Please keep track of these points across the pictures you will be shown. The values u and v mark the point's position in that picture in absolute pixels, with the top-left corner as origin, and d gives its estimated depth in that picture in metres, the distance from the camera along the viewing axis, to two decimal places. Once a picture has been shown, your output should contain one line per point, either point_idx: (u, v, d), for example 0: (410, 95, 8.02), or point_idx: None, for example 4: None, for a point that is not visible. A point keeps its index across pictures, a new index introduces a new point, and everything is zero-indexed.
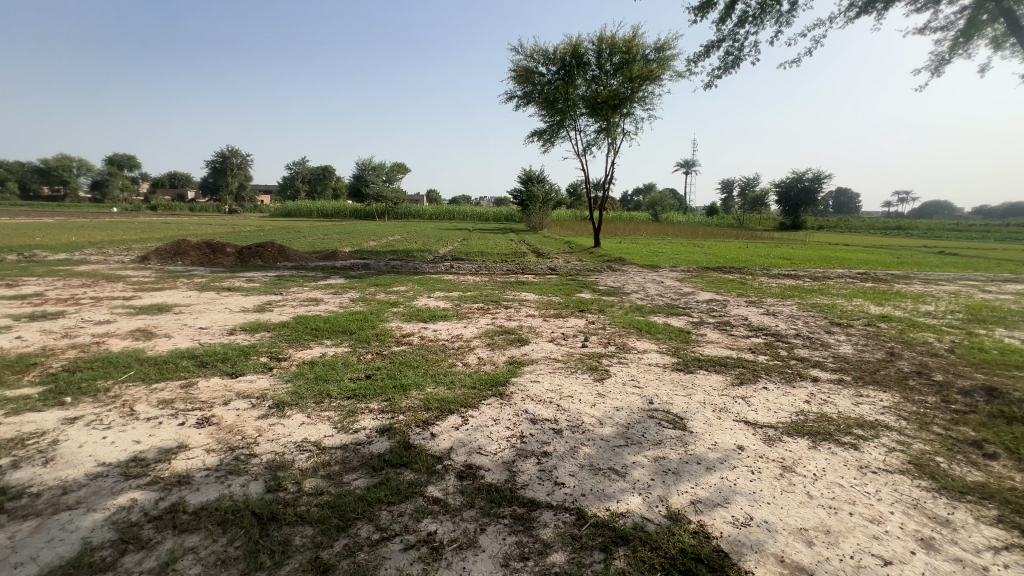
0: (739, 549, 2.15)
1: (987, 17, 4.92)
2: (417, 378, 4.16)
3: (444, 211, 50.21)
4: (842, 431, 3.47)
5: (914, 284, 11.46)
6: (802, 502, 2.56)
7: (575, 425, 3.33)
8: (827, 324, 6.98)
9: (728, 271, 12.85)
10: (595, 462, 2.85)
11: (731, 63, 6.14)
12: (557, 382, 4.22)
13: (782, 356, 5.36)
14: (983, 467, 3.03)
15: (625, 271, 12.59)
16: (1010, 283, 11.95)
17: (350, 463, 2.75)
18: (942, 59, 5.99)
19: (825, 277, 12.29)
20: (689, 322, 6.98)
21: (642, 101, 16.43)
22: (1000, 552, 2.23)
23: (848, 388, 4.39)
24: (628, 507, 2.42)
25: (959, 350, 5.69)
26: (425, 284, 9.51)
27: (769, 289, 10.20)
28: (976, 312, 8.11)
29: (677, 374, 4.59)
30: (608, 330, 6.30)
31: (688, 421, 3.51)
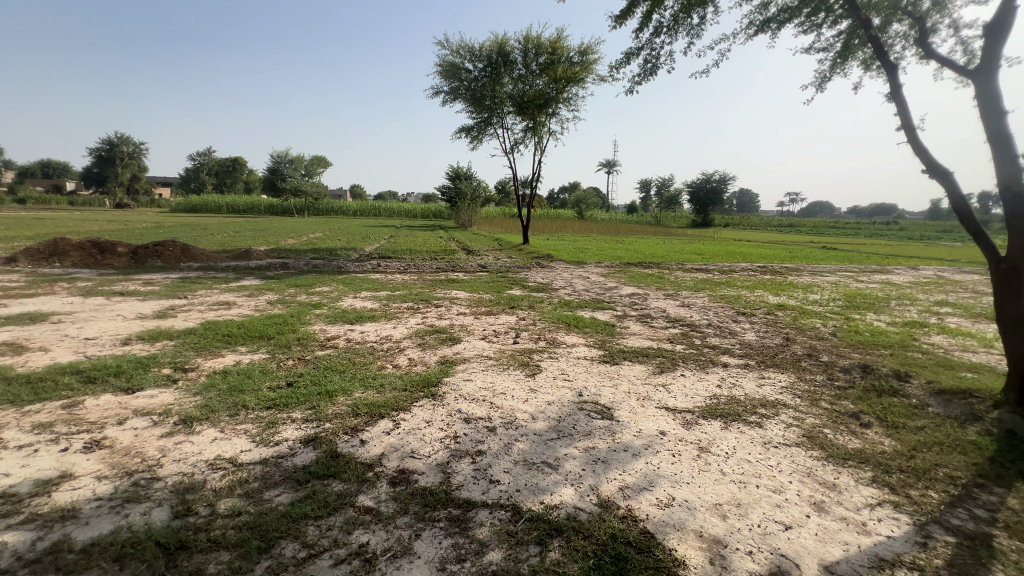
0: (663, 529, 2.30)
1: (858, 42, 5.64)
2: (344, 383, 3.97)
3: (370, 209, 48.31)
4: (748, 411, 3.83)
5: (804, 276, 12.88)
6: (716, 479, 2.78)
7: (508, 422, 3.36)
8: (734, 314, 7.64)
9: (647, 266, 13.64)
10: (528, 457, 2.90)
11: (650, 70, 6.43)
12: (489, 379, 4.24)
13: (696, 344, 5.81)
14: (860, 435, 3.49)
15: (553, 267, 12.94)
16: (878, 274, 13.80)
17: (272, 479, 2.57)
18: (823, 77, 6.75)
19: (730, 270, 13.48)
20: (613, 315, 7.34)
21: (567, 102, 16.91)
22: (875, 508, 2.58)
23: (752, 371, 4.86)
24: (561, 498, 2.49)
25: (840, 334, 6.49)
26: (350, 284, 9.11)
27: (684, 282, 10.97)
28: (852, 300, 9.31)
29: (603, 366, 4.80)
30: (538, 325, 6.45)
31: (615, 410, 3.68)
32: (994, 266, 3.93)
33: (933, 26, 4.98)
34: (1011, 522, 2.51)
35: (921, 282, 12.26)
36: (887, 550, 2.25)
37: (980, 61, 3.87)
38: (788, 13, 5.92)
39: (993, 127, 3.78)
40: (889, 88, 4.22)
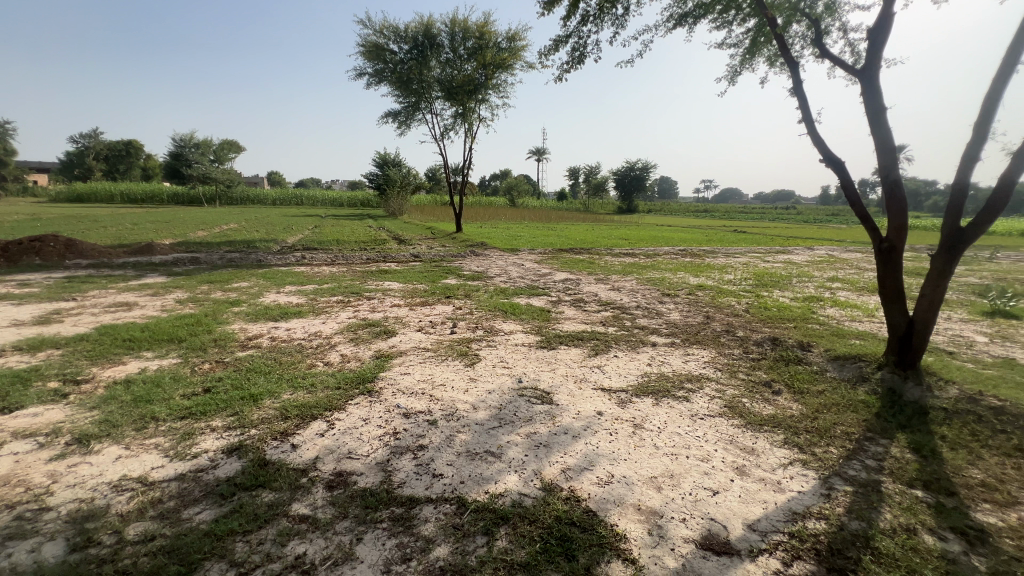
0: (605, 506, 2.39)
1: (764, 39, 6.07)
2: (270, 384, 3.70)
3: (290, 197, 45.25)
4: (676, 386, 4.08)
5: (719, 258, 13.90)
6: (650, 453, 2.94)
7: (449, 414, 3.31)
8: (660, 295, 8.06)
9: (578, 252, 14.03)
10: (471, 448, 2.88)
11: (578, 58, 6.49)
12: (428, 371, 4.15)
13: (627, 326, 6.07)
14: (772, 401, 3.85)
15: (487, 255, 12.92)
16: (780, 255, 15.23)
17: (190, 496, 2.34)
18: (734, 71, 7.20)
19: (655, 254, 14.20)
20: (548, 301, 7.48)
21: (496, 88, 16.80)
22: (788, 467, 2.86)
23: (678, 349, 5.17)
24: (506, 486, 2.50)
25: (752, 310, 7.08)
26: (271, 278, 8.49)
27: (613, 266, 11.40)
28: (761, 279, 10.18)
29: (541, 352, 4.88)
30: (475, 314, 6.41)
31: (554, 394, 3.76)
32: (878, 246, 4.44)
33: (827, 28, 5.47)
34: (894, 468, 2.89)
35: (816, 261, 13.68)
36: (799, 504, 2.50)
37: (865, 61, 4.31)
38: (702, 9, 6.23)
39: (877, 120, 4.24)
40: (792, 84, 4.58)
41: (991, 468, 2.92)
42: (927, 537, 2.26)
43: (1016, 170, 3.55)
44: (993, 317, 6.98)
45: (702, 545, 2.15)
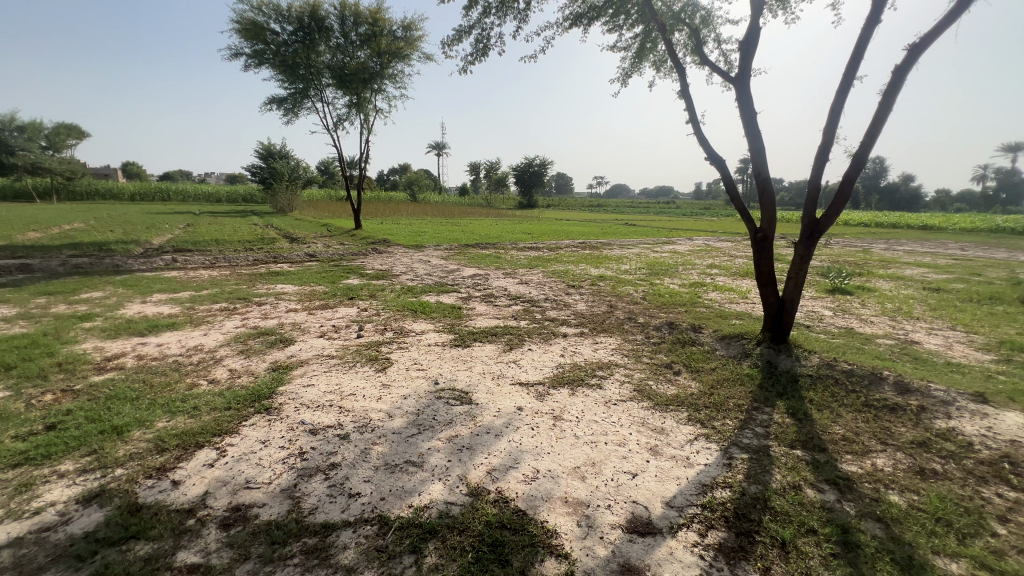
0: (533, 503, 2.37)
1: (651, 45, 6.50)
2: (140, 412, 3.14)
3: (154, 191, 39.38)
4: (589, 374, 4.22)
5: (615, 249, 14.84)
6: (572, 443, 2.99)
7: (363, 426, 3.08)
8: (566, 287, 8.34)
9: (484, 246, 14.08)
10: (389, 459, 2.69)
11: (481, 50, 6.41)
12: (335, 381, 3.82)
13: (538, 318, 6.19)
14: (674, 381, 4.16)
15: (390, 253, 12.40)
16: (667, 245, 16.68)
17: (32, 564, 1.88)
18: (626, 73, 7.61)
19: (557, 247, 14.71)
20: (458, 297, 7.36)
21: (393, 78, 16.13)
22: (694, 442, 3.09)
23: (587, 338, 5.38)
24: (431, 497, 2.37)
25: (649, 297, 7.62)
26: (134, 286, 7.27)
27: (519, 260, 11.57)
28: (653, 268, 11.02)
29: (456, 350, 4.77)
30: (382, 314, 6.10)
31: (473, 394, 3.67)
32: (753, 235, 4.98)
33: (704, 38, 5.99)
34: (778, 432, 3.26)
35: (696, 250, 15.17)
36: (706, 476, 2.70)
37: (738, 69, 4.79)
38: (595, 11, 6.49)
39: (750, 124, 4.75)
40: (679, 87, 4.95)
41: (849, 423, 3.42)
42: (809, 491, 2.58)
43: (856, 169, 4.20)
44: (834, 294, 8.29)
45: (628, 529, 2.22)
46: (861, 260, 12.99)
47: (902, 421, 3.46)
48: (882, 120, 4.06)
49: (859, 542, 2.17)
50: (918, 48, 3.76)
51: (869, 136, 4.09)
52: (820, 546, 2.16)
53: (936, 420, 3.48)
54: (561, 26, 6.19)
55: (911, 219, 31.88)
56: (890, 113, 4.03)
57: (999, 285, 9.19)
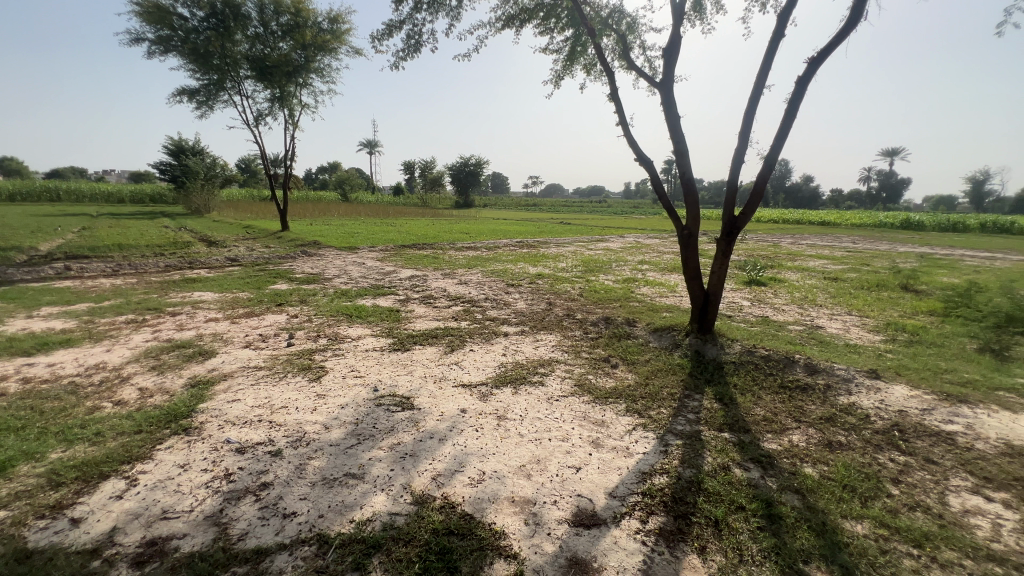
0: (480, 506, 2.35)
1: (581, 49, 6.68)
2: (28, 443, 2.75)
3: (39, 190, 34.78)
4: (531, 372, 4.27)
5: (552, 248, 15.14)
6: (517, 442, 3.00)
7: (297, 440, 2.90)
8: (505, 286, 8.38)
9: (422, 246, 13.82)
10: (327, 474, 2.55)
11: (414, 47, 6.26)
12: (264, 394, 3.57)
13: (479, 318, 6.16)
14: (612, 374, 4.31)
15: (322, 255, 11.82)
16: (600, 243, 17.28)
17: None
18: (557, 76, 7.76)
19: (495, 246, 14.75)
20: (396, 299, 7.17)
21: (319, 72, 15.38)
22: (633, 432, 3.21)
23: (528, 336, 5.44)
24: (373, 509, 2.28)
25: (586, 294, 7.84)
26: (16, 298, 6.37)
27: (458, 261, 11.46)
28: (588, 265, 11.35)
29: (395, 354, 4.64)
30: (315, 320, 5.80)
31: (415, 398, 3.58)
32: (680, 232, 5.26)
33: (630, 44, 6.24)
34: (707, 417, 3.48)
35: (628, 247, 15.83)
36: (645, 463, 2.81)
37: (663, 75, 5.04)
38: (527, 13, 6.55)
39: (675, 128, 5.02)
40: (609, 90, 5.13)
41: (768, 404, 3.72)
42: (737, 470, 2.77)
43: (767, 171, 4.57)
44: (751, 285, 8.99)
45: (573, 523, 2.27)
46: (772, 254, 14.20)
47: (813, 399, 3.82)
48: (787, 126, 4.45)
49: (781, 513, 2.36)
50: (816, 61, 4.16)
51: (778, 140, 4.46)
52: (748, 521, 2.32)
53: (840, 396, 3.88)
54: (494, 25, 6.19)
55: (812, 216, 35.28)
56: (794, 120, 4.42)
57: (884, 273, 10.43)
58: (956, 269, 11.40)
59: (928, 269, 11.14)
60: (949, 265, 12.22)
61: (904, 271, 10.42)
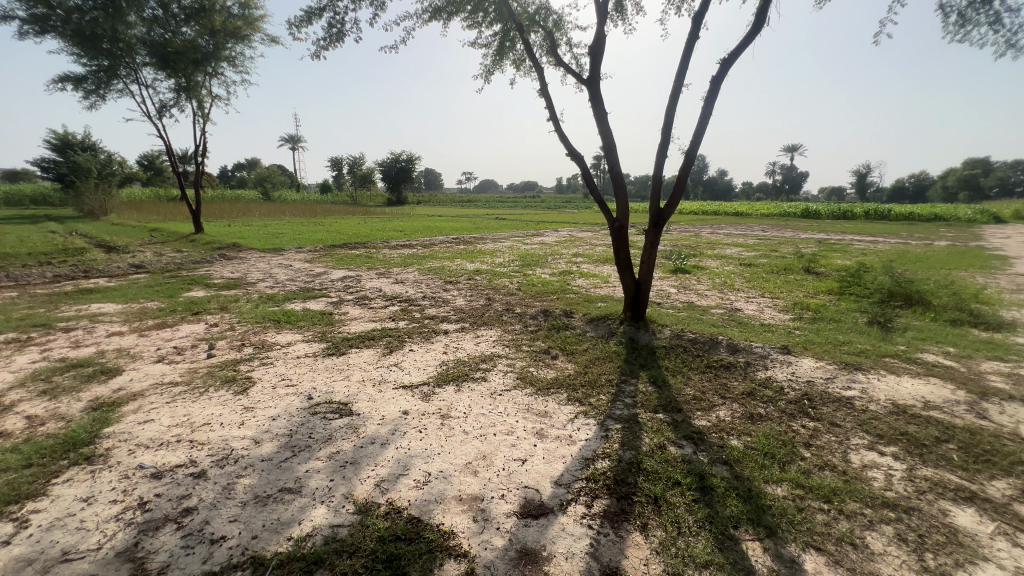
0: (427, 508, 2.31)
1: (510, 44, 6.69)
2: None
3: None
4: (473, 368, 4.25)
5: (489, 243, 15.16)
6: (462, 440, 2.97)
7: (223, 458, 2.69)
8: (443, 284, 8.28)
9: (355, 246, 13.32)
10: (259, 491, 2.39)
11: (337, 36, 5.96)
12: (182, 411, 3.27)
13: (417, 317, 6.03)
14: (553, 365, 4.40)
15: (244, 258, 11.02)
16: (536, 237, 17.55)
17: None
18: (487, 71, 7.73)
19: (431, 244, 14.51)
20: (329, 302, 6.84)
21: (231, 61, 14.24)
22: (575, 420, 3.30)
23: (469, 333, 5.41)
24: (313, 523, 2.17)
25: (524, 288, 7.91)
26: None
27: (393, 259, 11.11)
28: (525, 259, 11.50)
29: (329, 359, 4.42)
30: (238, 328, 5.39)
31: (353, 404, 3.44)
32: (611, 225, 5.45)
33: (557, 41, 6.35)
34: (643, 400, 3.65)
35: (562, 241, 16.17)
36: (588, 450, 2.90)
37: (589, 73, 5.18)
38: (454, 6, 6.45)
39: (603, 124, 5.18)
40: (539, 86, 5.19)
41: (697, 384, 3.97)
42: (672, 449, 2.93)
43: (687, 166, 4.85)
44: (677, 273, 9.53)
45: (522, 514, 2.29)
46: (694, 243, 15.16)
47: (735, 376, 4.13)
48: (704, 123, 4.75)
49: (712, 485, 2.54)
50: (727, 62, 4.47)
51: (697, 135, 4.75)
52: (684, 495, 2.47)
53: (757, 371, 4.23)
54: (420, 16, 6.02)
55: (728, 208, 37.93)
56: (710, 117, 4.73)
57: (790, 258, 11.48)
58: (848, 252, 12.78)
59: (826, 253, 12.39)
60: (842, 248, 13.70)
61: (806, 255, 11.52)
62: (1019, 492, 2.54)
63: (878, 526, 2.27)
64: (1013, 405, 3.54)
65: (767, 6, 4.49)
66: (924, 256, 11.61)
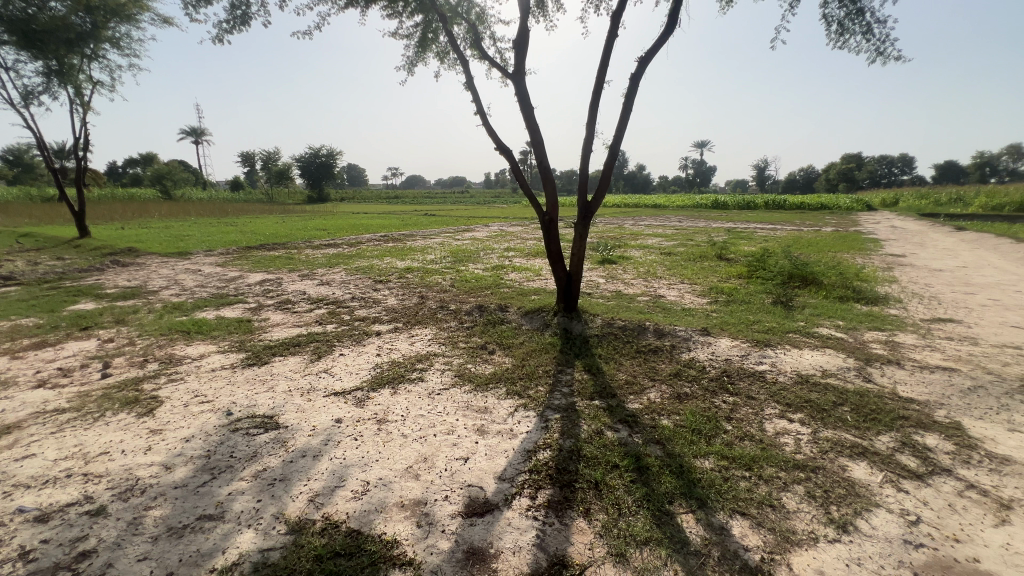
0: (368, 519, 2.20)
1: (433, 36, 6.53)
2: None
3: None
4: (409, 369, 4.13)
5: (418, 240, 14.82)
6: (401, 445, 2.87)
7: (127, 490, 2.39)
8: (373, 283, 7.96)
9: (274, 247, 12.44)
10: (174, 522, 2.16)
11: (242, 19, 5.47)
12: (72, 441, 2.87)
13: (346, 320, 5.75)
14: (491, 361, 4.39)
15: (142, 264, 9.88)
16: (467, 232, 17.43)
17: None
18: (410, 62, 7.49)
19: (357, 242, 13.90)
20: (246, 308, 6.32)
21: (114, 42, 12.64)
22: (515, 414, 3.31)
23: (402, 333, 5.25)
24: (239, 551, 1.99)
25: (457, 284, 7.82)
26: None
27: (316, 260, 10.51)
28: (457, 255, 11.37)
29: (250, 370, 4.10)
30: (139, 342, 4.83)
31: (279, 417, 3.20)
32: (542, 219, 5.52)
33: (481, 34, 6.30)
34: (579, 388, 3.75)
35: (493, 235, 16.18)
36: (529, 442, 2.92)
37: (514, 67, 5.19)
38: None
39: (530, 118, 5.22)
40: (465, 79, 5.12)
41: (629, 369, 4.15)
42: (609, 434, 3.04)
43: (611, 160, 5.03)
44: (605, 264, 9.90)
45: (467, 514, 2.26)
46: (618, 235, 15.82)
47: (662, 358, 4.37)
48: (625, 119, 4.93)
49: (648, 464, 2.66)
50: (644, 61, 4.67)
51: (619, 131, 4.93)
52: (623, 477, 2.56)
53: (682, 353, 4.51)
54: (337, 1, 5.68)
55: (648, 201, 39.99)
56: (630, 113, 4.92)
57: (704, 246, 12.35)
58: (753, 239, 14.02)
59: (734, 241, 13.49)
60: (748, 236, 14.98)
61: (718, 243, 12.43)
62: (899, 443, 2.92)
63: (791, 487, 2.50)
64: (892, 368, 4.07)
65: (678, 8, 4.75)
66: (814, 240, 13.03)
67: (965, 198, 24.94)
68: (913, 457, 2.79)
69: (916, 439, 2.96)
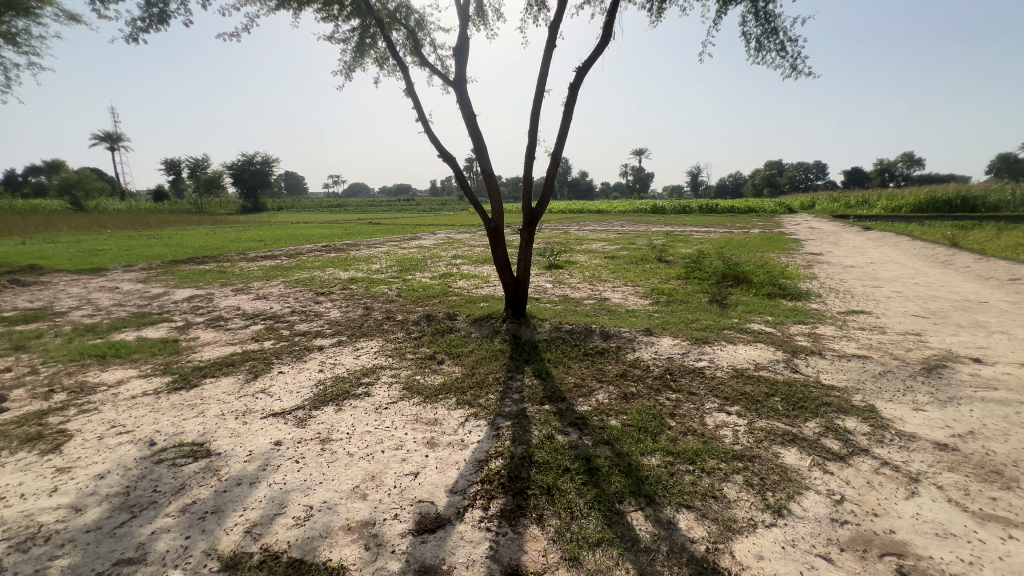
0: (312, 546, 2.08)
1: (371, 41, 6.38)
2: None
3: None
4: (354, 384, 3.96)
5: (362, 249, 14.38)
6: (347, 464, 2.75)
7: (27, 540, 2.11)
8: (314, 296, 7.61)
9: (203, 260, 11.61)
10: (85, 571, 1.93)
11: (160, 18, 5.11)
12: None
13: (286, 335, 5.45)
14: (440, 371, 4.30)
15: (47, 282, 8.88)
16: (413, 241, 17.13)
17: None
18: (348, 67, 7.28)
19: (297, 253, 13.27)
20: (172, 327, 5.83)
21: (8, 38, 11.36)
22: (466, 424, 3.26)
23: (346, 346, 5.04)
24: None
25: (403, 294, 7.64)
26: None
27: (252, 273, 9.90)
28: (403, 264, 11.12)
29: (177, 394, 3.77)
30: (44, 371, 4.31)
31: (210, 443, 2.97)
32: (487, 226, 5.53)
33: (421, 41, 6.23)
34: (529, 394, 3.76)
35: (440, 243, 15.99)
36: (480, 452, 2.88)
37: (455, 75, 5.18)
38: None
39: (472, 126, 5.22)
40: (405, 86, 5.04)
41: (577, 372, 4.22)
42: (560, 437, 3.06)
43: (553, 167, 5.13)
44: (551, 269, 10.05)
45: (418, 531, 2.19)
46: (564, 240, 16.13)
47: (609, 360, 4.48)
48: (566, 127, 5.05)
49: (598, 465, 2.70)
50: (582, 71, 4.81)
51: (560, 138, 5.04)
52: (574, 480, 2.59)
53: (627, 354, 4.64)
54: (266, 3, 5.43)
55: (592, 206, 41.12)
56: (570, 121, 5.04)
57: (645, 250, 12.86)
58: (689, 242, 14.77)
59: (673, 244, 14.15)
60: (685, 239, 15.75)
61: (658, 246, 12.99)
62: (824, 428, 3.16)
63: (731, 477, 2.62)
64: (815, 358, 4.40)
65: (612, 22, 4.93)
66: (743, 241, 13.94)
67: (869, 201, 27.65)
68: (836, 440, 3.02)
69: (837, 423, 3.21)
